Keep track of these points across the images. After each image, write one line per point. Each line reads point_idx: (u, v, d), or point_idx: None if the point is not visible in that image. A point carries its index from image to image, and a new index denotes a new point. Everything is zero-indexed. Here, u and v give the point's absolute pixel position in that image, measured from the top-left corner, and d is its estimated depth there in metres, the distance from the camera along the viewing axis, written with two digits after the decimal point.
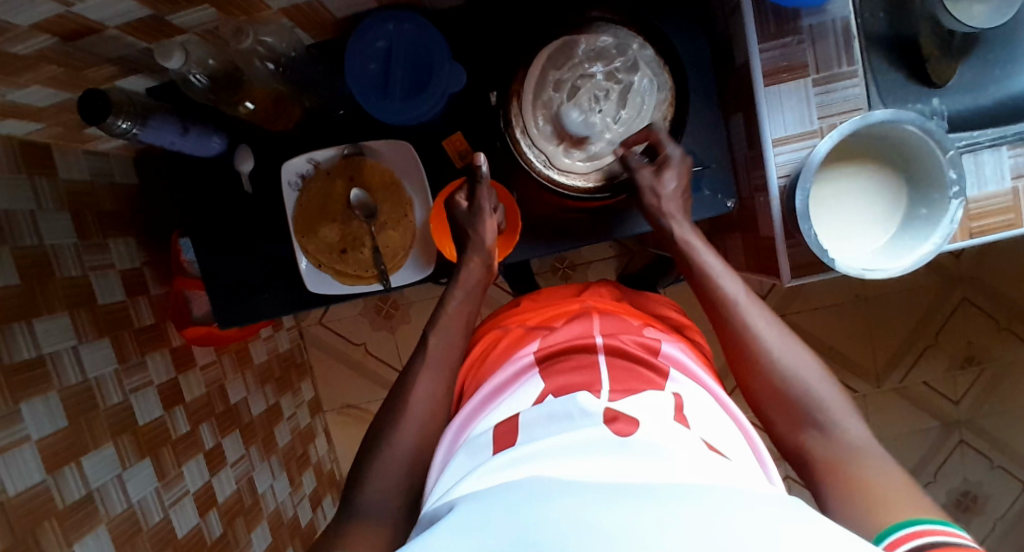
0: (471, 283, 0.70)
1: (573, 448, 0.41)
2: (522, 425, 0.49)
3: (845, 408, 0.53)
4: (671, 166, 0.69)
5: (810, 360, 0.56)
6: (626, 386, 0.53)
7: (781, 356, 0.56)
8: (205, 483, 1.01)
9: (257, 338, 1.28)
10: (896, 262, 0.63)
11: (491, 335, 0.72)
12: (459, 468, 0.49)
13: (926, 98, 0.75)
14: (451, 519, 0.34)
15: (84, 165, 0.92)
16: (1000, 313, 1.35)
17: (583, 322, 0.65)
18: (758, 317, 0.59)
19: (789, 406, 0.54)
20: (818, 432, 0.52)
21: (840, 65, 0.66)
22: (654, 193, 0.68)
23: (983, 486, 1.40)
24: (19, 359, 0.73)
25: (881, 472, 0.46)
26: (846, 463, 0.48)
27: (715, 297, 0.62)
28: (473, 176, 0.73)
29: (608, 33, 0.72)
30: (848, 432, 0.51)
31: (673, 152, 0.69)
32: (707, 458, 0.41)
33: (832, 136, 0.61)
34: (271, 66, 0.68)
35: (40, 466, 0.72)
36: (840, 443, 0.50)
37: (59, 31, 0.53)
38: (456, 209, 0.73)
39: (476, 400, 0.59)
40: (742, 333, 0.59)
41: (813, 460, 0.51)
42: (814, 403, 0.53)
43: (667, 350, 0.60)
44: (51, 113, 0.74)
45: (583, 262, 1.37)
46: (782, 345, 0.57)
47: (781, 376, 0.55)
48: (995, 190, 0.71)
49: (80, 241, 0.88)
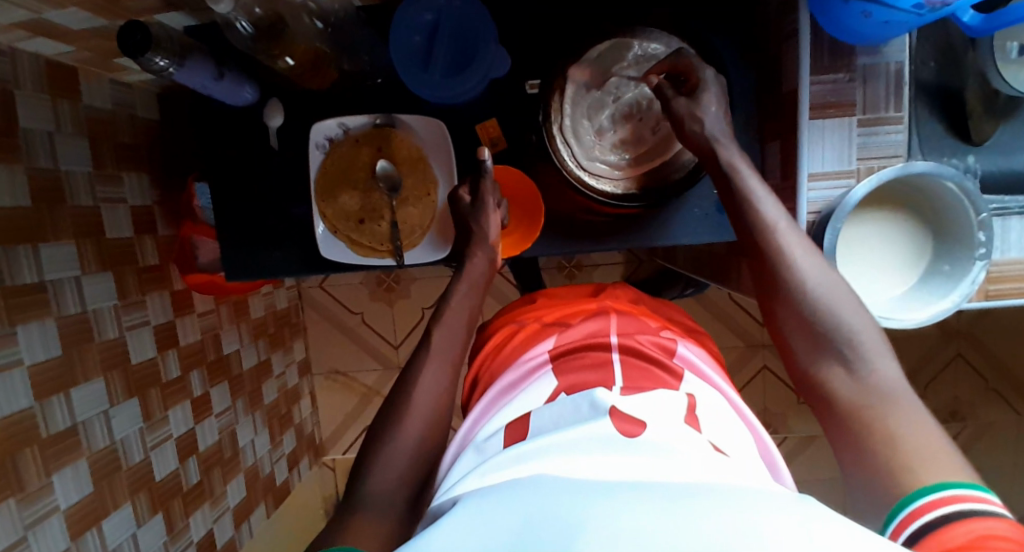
0: (477, 279, 0.71)
1: (584, 444, 0.42)
2: (533, 420, 0.50)
3: (879, 347, 0.51)
4: (708, 89, 0.65)
5: (847, 294, 0.54)
6: (638, 385, 0.53)
7: (814, 287, 0.54)
8: (188, 430, 1.01)
9: (257, 292, 1.27)
10: (913, 314, 0.63)
11: (507, 328, 0.73)
12: (465, 467, 0.50)
13: (962, 154, 0.74)
14: (455, 514, 0.34)
15: (108, 95, 0.90)
16: (991, 374, 1.37)
17: (600, 319, 0.65)
18: (796, 245, 0.57)
19: (819, 341, 0.52)
20: (844, 369, 0.51)
21: (887, 109, 0.65)
22: (686, 117, 0.65)
23: None
24: (20, 282, 0.72)
25: (911, 424, 0.45)
26: (874, 405, 0.47)
27: (754, 223, 0.58)
28: (479, 170, 0.73)
29: (660, 41, 0.71)
30: (880, 372, 0.49)
31: (704, 75, 0.65)
32: (719, 459, 0.41)
33: (871, 180, 0.61)
34: (319, 23, 0.68)
35: (28, 392, 0.72)
36: (868, 382, 0.49)
37: None
38: (459, 203, 0.73)
39: (489, 393, 0.61)
40: (776, 260, 0.56)
41: (836, 399, 0.50)
42: (846, 338, 0.51)
43: (683, 352, 0.61)
44: (84, 37, 0.73)
45: (590, 264, 1.37)
46: (818, 275, 0.55)
47: (813, 309, 0.53)
48: (1016, 256, 0.71)
49: (94, 171, 0.86)
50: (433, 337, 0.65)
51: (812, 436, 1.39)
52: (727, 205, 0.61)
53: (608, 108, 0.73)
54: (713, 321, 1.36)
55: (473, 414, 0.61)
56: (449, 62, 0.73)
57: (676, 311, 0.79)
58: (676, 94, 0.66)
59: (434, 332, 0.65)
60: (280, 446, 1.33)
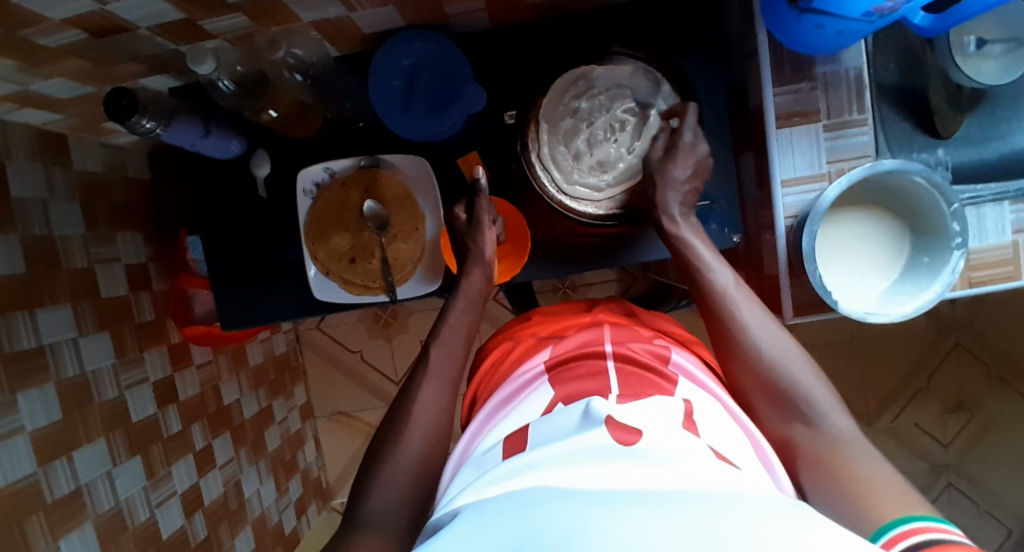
0: (476, 295, 0.73)
1: (581, 453, 0.42)
2: (530, 434, 0.51)
3: (828, 402, 0.56)
4: (684, 155, 0.69)
5: (796, 354, 0.60)
6: (635, 391, 0.54)
7: (766, 348, 0.60)
8: (193, 485, 1.00)
9: (254, 339, 1.28)
10: (898, 308, 0.65)
11: (504, 345, 0.74)
12: (464, 481, 0.50)
13: (931, 148, 0.77)
14: (459, 523, 0.36)
15: (99, 157, 0.92)
16: (994, 361, 1.37)
17: (593, 330, 0.67)
18: (747, 309, 0.63)
19: (777, 399, 0.57)
20: (803, 425, 0.55)
21: (851, 113, 0.68)
22: (657, 176, 0.69)
23: (969, 531, 1.41)
24: (18, 349, 0.73)
25: (869, 468, 0.49)
26: (829, 452, 0.52)
27: (708, 290, 0.65)
28: (474, 191, 0.75)
29: (629, 66, 0.73)
30: (833, 426, 0.54)
31: (683, 143, 0.70)
32: (721, 467, 0.41)
33: (841, 182, 0.63)
34: (299, 76, 0.70)
35: (31, 458, 0.72)
36: (822, 434, 0.54)
37: (89, 27, 0.56)
38: (456, 223, 0.75)
39: (486, 408, 0.62)
40: (732, 324, 0.62)
41: (797, 450, 0.54)
42: (801, 395, 0.56)
43: (677, 359, 0.62)
44: (73, 104, 0.75)
45: (585, 283, 1.39)
46: (769, 338, 0.61)
47: (768, 368, 0.59)
48: (995, 243, 0.73)
49: (88, 232, 0.88)
50: (432, 356, 0.67)
51: None
52: (683, 273, 0.68)
53: (583, 133, 0.73)
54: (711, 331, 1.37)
55: (473, 425, 0.62)
56: (430, 103, 0.74)
57: (671, 321, 0.81)
58: (657, 144, 0.71)
59: (432, 350, 0.68)
60: (287, 493, 1.31)
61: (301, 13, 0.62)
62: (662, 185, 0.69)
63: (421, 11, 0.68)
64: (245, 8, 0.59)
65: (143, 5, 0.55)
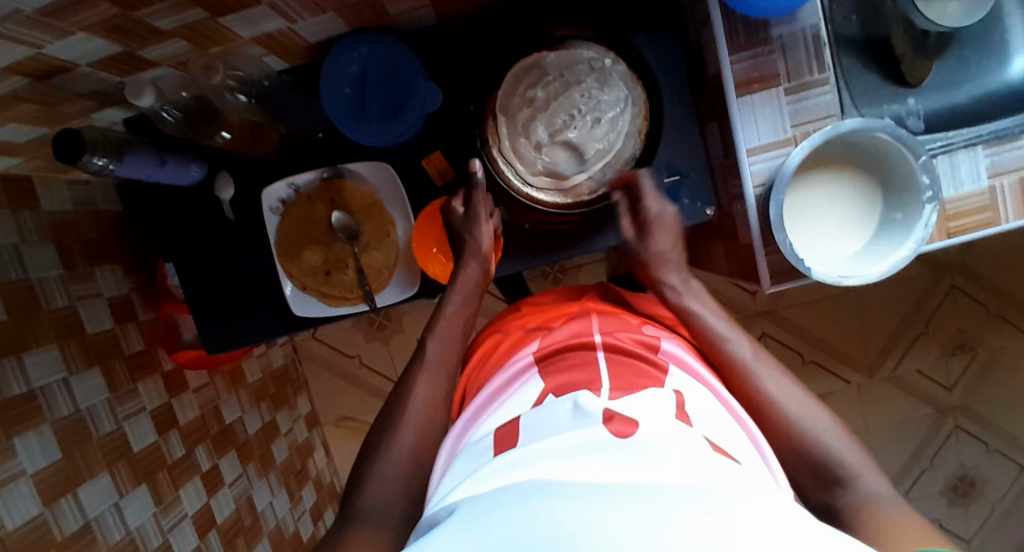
0: (473, 287, 0.73)
1: (570, 450, 0.41)
2: (522, 426, 0.50)
3: (862, 461, 0.55)
4: (658, 227, 0.71)
5: (826, 417, 0.58)
6: (628, 382, 0.53)
7: (797, 414, 0.58)
8: (203, 506, 1.02)
9: (250, 356, 1.28)
10: (871, 267, 0.64)
11: (492, 337, 0.74)
12: (458, 475, 0.50)
13: (901, 98, 0.75)
14: (452, 521, 0.35)
15: (67, 196, 0.91)
16: (991, 300, 1.36)
17: (580, 321, 0.66)
18: (769, 378, 0.61)
19: (816, 468, 0.55)
20: (842, 489, 0.53)
21: (811, 73, 0.66)
22: (641, 253, 0.72)
23: (980, 470, 1.42)
24: (10, 396, 0.73)
25: (899, 517, 0.48)
26: (867, 512, 0.50)
27: (726, 363, 0.63)
28: (470, 183, 0.73)
29: (582, 48, 0.72)
30: (871, 486, 0.53)
31: (652, 215, 0.71)
32: (714, 459, 0.41)
33: (804, 145, 0.61)
34: (243, 97, 0.68)
35: (37, 499, 0.73)
36: (860, 495, 0.52)
37: (30, 72, 0.55)
38: (452, 215, 0.74)
39: (479, 398, 0.62)
40: (756, 394, 0.60)
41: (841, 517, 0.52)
42: (840, 462, 0.54)
43: (667, 347, 0.62)
44: (29, 148, 0.74)
45: (573, 266, 1.38)
46: (799, 405, 0.59)
47: (803, 434, 0.57)
48: (971, 189, 0.72)
49: (65, 272, 0.88)
50: (427, 349, 0.68)
51: (825, 394, 1.39)
52: (703, 353, 0.65)
53: (541, 122, 0.71)
54: None
55: (462, 419, 0.61)
56: (383, 107, 0.73)
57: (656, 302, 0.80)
58: (625, 221, 0.73)
59: (428, 343, 0.68)
60: (301, 502, 1.33)
61: (238, 30, 0.61)
62: (653, 262, 0.71)
63: (364, 14, 0.67)
64: (182, 33, 0.58)
65: (78, 44, 0.54)
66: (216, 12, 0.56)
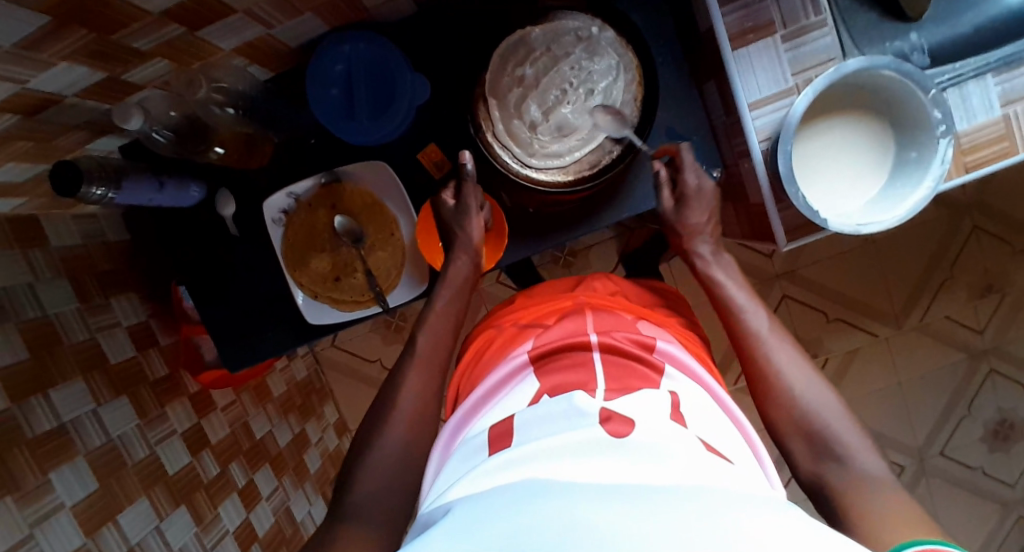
0: (464, 281, 0.72)
1: (564, 451, 0.40)
2: (517, 426, 0.49)
3: (861, 442, 0.55)
4: (695, 200, 0.71)
5: (831, 395, 0.59)
6: (623, 386, 0.52)
7: (802, 389, 0.59)
8: (244, 521, 1.03)
9: (273, 370, 1.29)
10: (889, 213, 0.61)
11: (485, 334, 0.73)
12: (451, 476, 0.49)
13: (902, 34, 0.70)
14: (447, 522, 0.34)
15: (76, 231, 0.92)
16: (1016, 237, 1.32)
17: (575, 320, 0.64)
18: (781, 352, 0.63)
19: (810, 443, 0.56)
20: (836, 465, 0.54)
21: (807, 17, 0.63)
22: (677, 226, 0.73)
23: (1020, 412, 1.38)
24: (40, 432, 0.74)
25: (889, 498, 0.48)
26: (858, 490, 0.51)
27: (741, 334, 0.66)
28: (460, 175, 0.71)
29: (567, 19, 0.70)
30: (865, 464, 0.53)
31: (689, 188, 0.71)
32: (709, 459, 0.40)
33: (807, 92, 0.59)
34: (231, 110, 0.68)
35: (78, 530, 0.74)
36: (852, 472, 0.53)
37: (19, 108, 0.55)
38: (443, 208, 0.72)
39: (466, 404, 0.59)
40: (768, 367, 0.62)
41: (829, 494, 0.53)
42: (834, 437, 0.55)
43: (662, 347, 0.60)
44: (30, 185, 0.74)
45: (583, 247, 1.36)
46: (805, 380, 0.60)
47: (802, 408, 0.58)
48: (985, 120, 0.70)
49: (82, 305, 0.88)
50: (418, 342, 0.67)
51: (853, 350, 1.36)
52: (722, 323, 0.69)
53: (534, 100, 0.69)
54: None
55: (451, 421, 0.60)
56: (372, 104, 0.72)
57: (652, 284, 0.79)
58: (664, 191, 0.73)
59: (419, 337, 0.68)
60: (335, 502, 1.37)
61: (218, 42, 0.60)
62: (688, 234, 0.72)
63: (342, 11, 0.66)
64: (163, 51, 0.57)
65: (61, 74, 0.53)
66: (194, 26, 0.55)
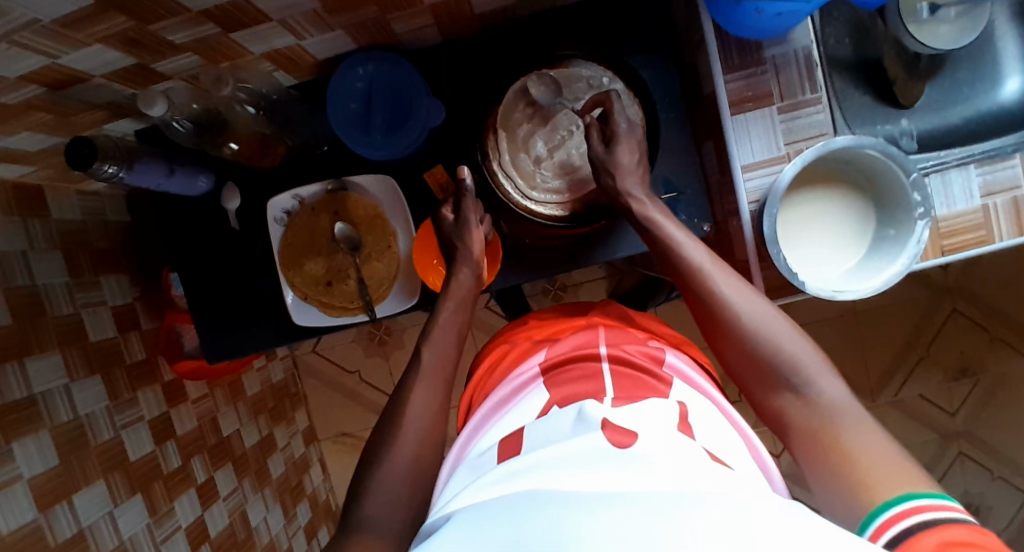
0: (466, 294, 0.73)
1: (572, 457, 0.42)
2: (525, 436, 0.51)
3: (817, 365, 0.55)
4: (625, 140, 0.68)
5: (779, 320, 0.58)
6: (630, 395, 0.54)
7: (752, 321, 0.58)
8: (198, 519, 1.01)
9: (250, 369, 1.29)
10: (865, 283, 0.65)
11: (500, 348, 0.75)
12: (460, 483, 0.50)
13: (894, 118, 0.77)
14: (445, 533, 0.35)
15: (76, 206, 0.93)
16: (991, 323, 1.36)
17: (587, 332, 0.67)
18: (725, 282, 0.60)
19: (766, 375, 0.56)
20: (794, 395, 0.55)
21: (803, 93, 0.68)
22: (607, 165, 0.68)
23: (984, 497, 1.40)
24: (10, 400, 0.74)
25: (856, 436, 0.49)
26: (823, 428, 0.51)
27: (683, 269, 0.62)
28: (458, 191, 0.75)
29: (580, 67, 0.74)
30: (823, 391, 0.53)
31: (620, 128, 0.69)
32: (712, 467, 0.41)
33: (796, 161, 0.62)
34: (252, 108, 0.71)
35: (33, 504, 0.73)
36: (812, 404, 0.53)
37: (47, 81, 0.57)
38: (444, 224, 0.75)
39: (481, 409, 0.62)
40: (715, 303, 0.59)
41: (792, 425, 0.54)
42: (790, 368, 0.55)
43: (671, 360, 0.63)
44: (42, 157, 0.76)
45: (574, 284, 1.39)
46: (753, 311, 0.58)
47: (755, 343, 0.57)
48: (964, 207, 0.73)
49: (71, 280, 0.89)
50: (422, 356, 0.69)
51: None
52: (660, 258, 0.65)
53: (541, 137, 0.74)
54: None
55: (468, 427, 0.62)
56: (387, 121, 0.76)
57: (658, 321, 0.80)
58: (592, 133, 0.70)
59: (425, 352, 0.69)
60: (295, 518, 1.32)
61: (249, 46, 0.63)
62: (619, 173, 0.67)
63: (370, 33, 0.69)
64: (195, 47, 0.60)
65: (94, 55, 0.56)
66: (228, 28, 0.58)
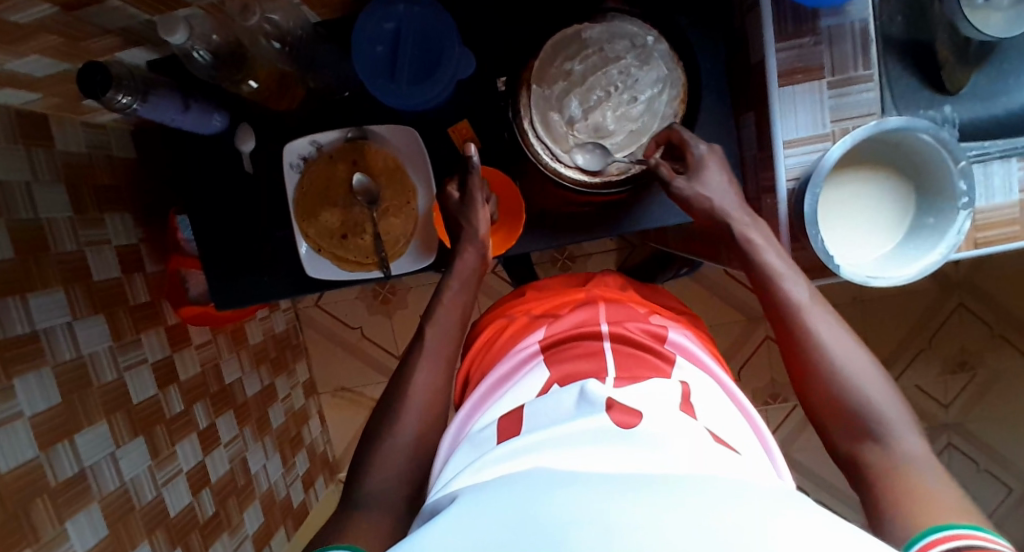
0: (470, 273, 0.71)
1: (575, 438, 0.40)
2: (527, 414, 0.49)
3: (904, 419, 0.51)
4: (706, 163, 0.66)
5: (871, 368, 0.55)
6: (633, 374, 0.53)
7: (842, 362, 0.55)
8: (199, 464, 1.01)
9: (253, 318, 1.27)
10: (901, 270, 0.63)
11: (497, 323, 0.73)
12: (461, 462, 0.49)
13: (937, 105, 0.73)
14: (449, 515, 0.33)
15: (82, 138, 0.89)
16: (996, 321, 1.36)
17: (588, 309, 0.65)
18: (820, 321, 0.57)
19: (849, 419, 0.53)
20: (875, 444, 0.51)
21: (856, 68, 0.65)
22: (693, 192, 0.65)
23: (968, 489, 1.42)
24: (12, 335, 0.72)
25: (936, 484, 0.45)
26: (898, 475, 0.48)
27: (775, 300, 0.60)
28: (465, 166, 0.72)
29: (623, 23, 0.70)
30: (907, 445, 0.50)
31: (698, 154, 0.67)
32: (716, 450, 0.40)
33: (845, 140, 0.60)
34: (276, 44, 0.67)
35: (33, 441, 0.72)
36: (893, 454, 0.50)
37: (60, 0, 0.52)
38: (449, 201, 0.72)
39: (479, 389, 0.61)
40: (804, 340, 0.57)
41: (866, 471, 0.50)
42: (873, 414, 0.52)
43: (674, 339, 0.61)
44: (48, 83, 0.72)
45: (583, 254, 1.37)
46: (844, 351, 0.55)
47: (840, 385, 0.54)
48: (1001, 202, 0.71)
49: (75, 215, 0.86)
50: (426, 338, 0.66)
51: None
52: (752, 283, 0.62)
53: (576, 97, 0.70)
54: (712, 299, 1.35)
55: (462, 412, 0.61)
56: (414, 70, 0.71)
57: (669, 295, 0.79)
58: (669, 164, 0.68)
59: (427, 330, 0.66)
60: (293, 467, 1.32)
61: None
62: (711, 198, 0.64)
63: None
64: None
65: None
66: None
